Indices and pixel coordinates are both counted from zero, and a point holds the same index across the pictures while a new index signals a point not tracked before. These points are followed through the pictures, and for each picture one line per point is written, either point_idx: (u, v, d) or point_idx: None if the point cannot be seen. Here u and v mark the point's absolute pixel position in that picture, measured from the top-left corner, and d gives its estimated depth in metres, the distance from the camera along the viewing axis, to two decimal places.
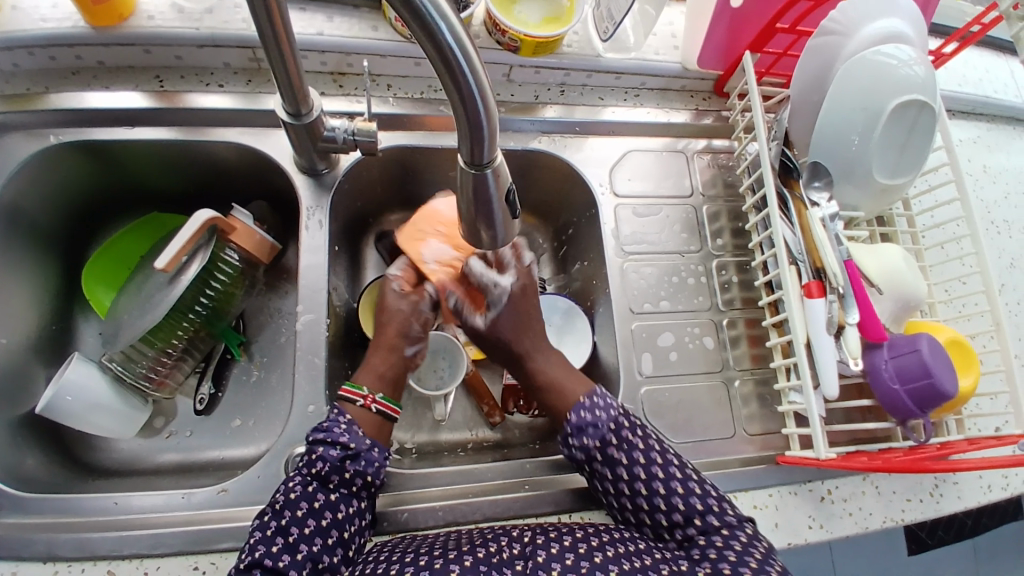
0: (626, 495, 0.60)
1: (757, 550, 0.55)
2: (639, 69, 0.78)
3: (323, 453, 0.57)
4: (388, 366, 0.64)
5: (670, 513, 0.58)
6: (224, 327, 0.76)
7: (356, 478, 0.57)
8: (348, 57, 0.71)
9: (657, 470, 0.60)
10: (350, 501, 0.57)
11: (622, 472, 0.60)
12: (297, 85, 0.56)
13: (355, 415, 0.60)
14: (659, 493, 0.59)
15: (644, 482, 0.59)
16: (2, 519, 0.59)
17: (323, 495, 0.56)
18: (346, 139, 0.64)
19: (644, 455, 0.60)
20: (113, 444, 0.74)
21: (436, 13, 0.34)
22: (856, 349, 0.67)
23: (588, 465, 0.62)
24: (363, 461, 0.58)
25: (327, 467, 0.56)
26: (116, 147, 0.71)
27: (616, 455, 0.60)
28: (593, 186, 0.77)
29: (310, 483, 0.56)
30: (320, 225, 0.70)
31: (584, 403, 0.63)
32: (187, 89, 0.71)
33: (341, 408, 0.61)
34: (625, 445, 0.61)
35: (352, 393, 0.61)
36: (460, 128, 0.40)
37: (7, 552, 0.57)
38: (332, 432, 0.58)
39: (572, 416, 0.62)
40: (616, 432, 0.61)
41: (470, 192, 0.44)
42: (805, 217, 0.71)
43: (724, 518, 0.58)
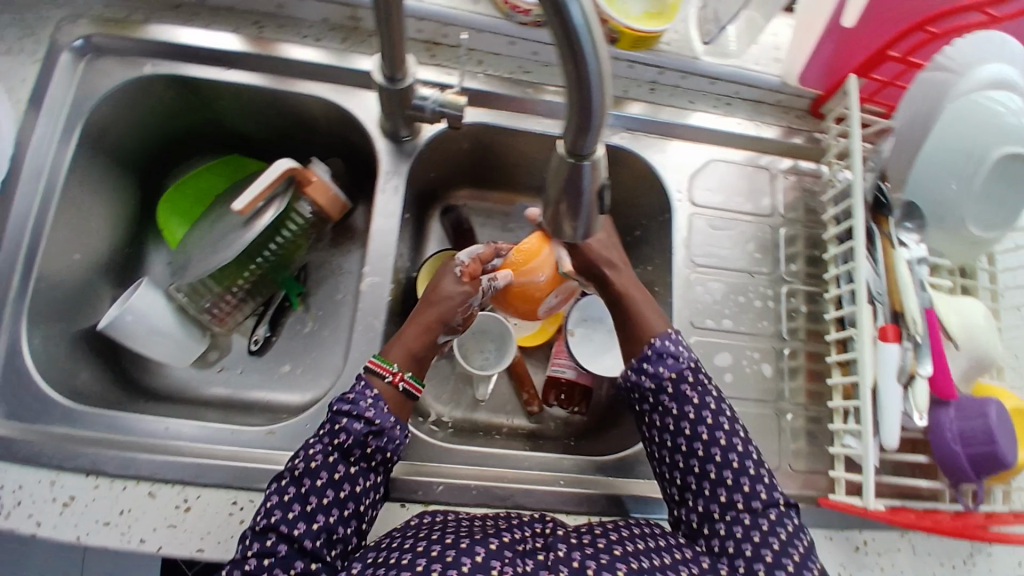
0: (686, 445, 0.60)
1: (796, 549, 0.55)
2: (735, 77, 0.75)
3: (346, 425, 0.57)
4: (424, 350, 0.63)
5: (723, 480, 0.58)
6: (285, 276, 0.78)
7: (376, 453, 0.57)
8: (445, 28, 0.70)
9: (723, 422, 0.61)
10: (367, 475, 0.57)
11: (688, 411, 0.61)
12: (398, 49, 0.56)
13: (382, 389, 0.60)
14: (718, 445, 0.59)
15: (703, 442, 0.60)
16: (54, 427, 0.61)
17: (342, 468, 0.56)
18: (433, 110, 0.64)
19: (712, 414, 0.61)
20: (167, 370, 0.76)
21: None
22: (923, 404, 0.64)
23: (654, 395, 0.62)
24: (385, 438, 0.58)
25: (349, 441, 0.57)
26: (205, 86, 0.73)
27: (688, 392, 0.62)
28: (671, 191, 0.75)
29: (331, 454, 0.56)
30: (395, 190, 0.70)
31: (670, 335, 0.64)
32: (283, 39, 0.72)
33: (367, 381, 0.60)
34: (698, 386, 0.62)
35: (380, 367, 0.61)
36: (569, 115, 0.40)
37: (53, 460, 0.59)
38: (356, 405, 0.58)
39: (659, 340, 0.64)
40: (694, 372, 0.63)
41: (562, 180, 0.44)
42: (891, 255, 0.68)
43: (773, 497, 0.58)
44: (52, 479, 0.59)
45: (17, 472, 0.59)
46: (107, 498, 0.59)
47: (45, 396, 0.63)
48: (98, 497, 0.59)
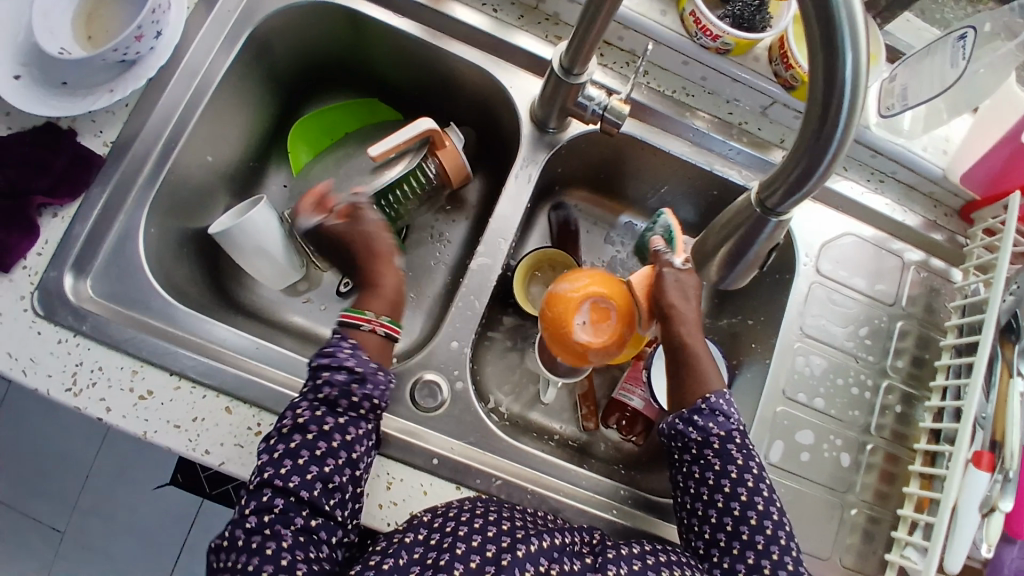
0: (723, 500, 0.59)
1: None
2: (898, 157, 0.72)
3: (329, 377, 0.56)
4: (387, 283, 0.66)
5: (751, 539, 0.57)
6: (390, 231, 0.77)
7: (362, 401, 0.56)
8: (623, 31, 0.68)
9: (763, 486, 0.59)
10: (357, 424, 0.56)
11: (731, 469, 0.59)
12: (587, 46, 0.55)
13: (359, 337, 0.60)
14: (754, 509, 0.58)
15: (741, 503, 0.58)
16: (147, 320, 0.62)
17: (331, 419, 0.55)
18: (594, 112, 0.63)
19: (753, 479, 0.59)
20: (256, 289, 0.77)
21: (850, 52, 0.33)
22: (995, 539, 0.62)
23: (696, 446, 0.61)
24: (370, 384, 0.57)
25: (333, 392, 0.56)
26: (374, 27, 0.72)
27: (732, 452, 0.60)
28: (800, 253, 0.72)
29: (319, 407, 0.55)
30: (528, 180, 0.70)
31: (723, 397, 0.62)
32: (461, 1, 0.71)
33: (343, 333, 0.60)
34: (743, 448, 0.61)
35: (354, 317, 0.60)
36: (782, 172, 0.40)
37: (144, 352, 0.60)
38: (336, 356, 0.57)
39: (714, 396, 0.62)
40: (743, 434, 0.61)
41: (742, 223, 0.46)
42: (1006, 386, 0.65)
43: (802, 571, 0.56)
44: (134, 369, 0.60)
45: (99, 354, 0.59)
46: (184, 402, 0.60)
47: (149, 286, 0.63)
48: (177, 398, 0.60)
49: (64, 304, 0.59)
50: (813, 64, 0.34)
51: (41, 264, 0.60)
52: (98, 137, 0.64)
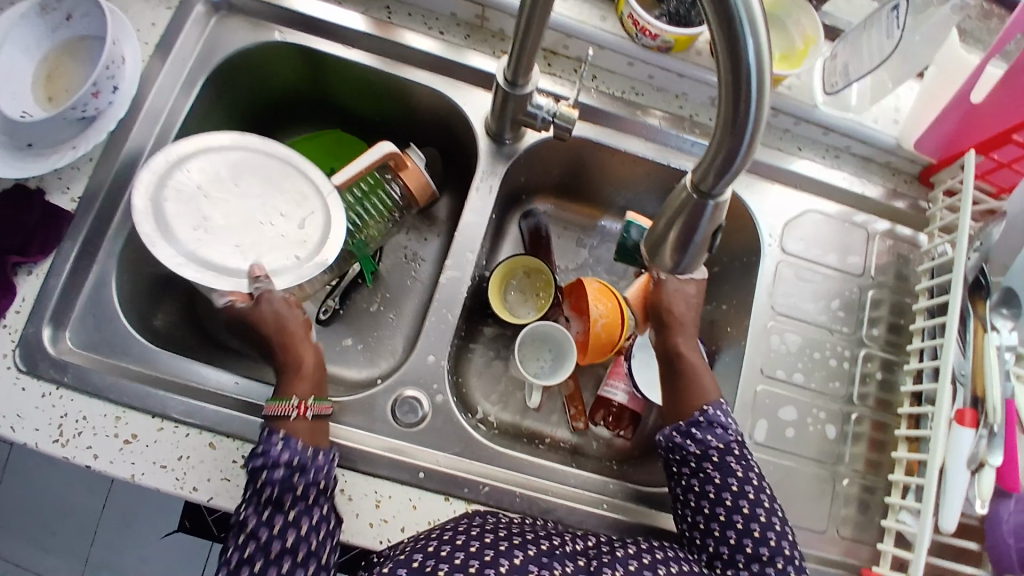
0: (724, 515, 0.59)
1: None
2: (850, 131, 0.73)
3: (267, 477, 0.54)
4: (307, 357, 0.64)
5: (755, 549, 0.57)
6: (365, 254, 0.79)
7: (308, 488, 0.55)
8: (568, 40, 0.70)
9: (764, 498, 0.60)
10: (312, 512, 0.55)
11: (731, 483, 0.60)
12: (528, 58, 0.57)
13: (288, 428, 0.58)
14: (756, 520, 0.58)
15: (743, 515, 0.59)
16: (128, 363, 0.64)
17: (279, 518, 0.53)
18: (545, 120, 0.65)
19: (754, 490, 0.60)
20: (237, 326, 0.79)
21: (750, 29, 0.34)
22: (988, 494, 0.62)
23: (698, 461, 0.61)
24: (311, 472, 0.56)
25: (275, 490, 0.54)
26: (328, 60, 0.75)
27: (732, 464, 0.61)
28: (763, 233, 0.73)
29: (263, 510, 0.54)
30: (489, 191, 0.72)
31: (721, 405, 0.64)
32: (409, 27, 0.74)
33: (271, 428, 0.57)
34: (742, 460, 0.62)
35: (279, 408, 0.58)
36: (710, 151, 0.40)
37: (122, 398, 0.61)
38: (268, 453, 0.55)
39: (710, 409, 0.63)
40: (740, 445, 0.62)
41: (680, 214, 0.44)
42: (980, 340, 0.66)
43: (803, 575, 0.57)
44: (117, 415, 0.61)
45: (84, 404, 0.61)
46: (168, 442, 0.61)
47: (126, 334, 0.65)
48: (161, 439, 0.61)
49: (43, 358, 0.61)
50: (716, 49, 0.36)
51: (21, 321, 0.62)
52: (65, 193, 0.66)
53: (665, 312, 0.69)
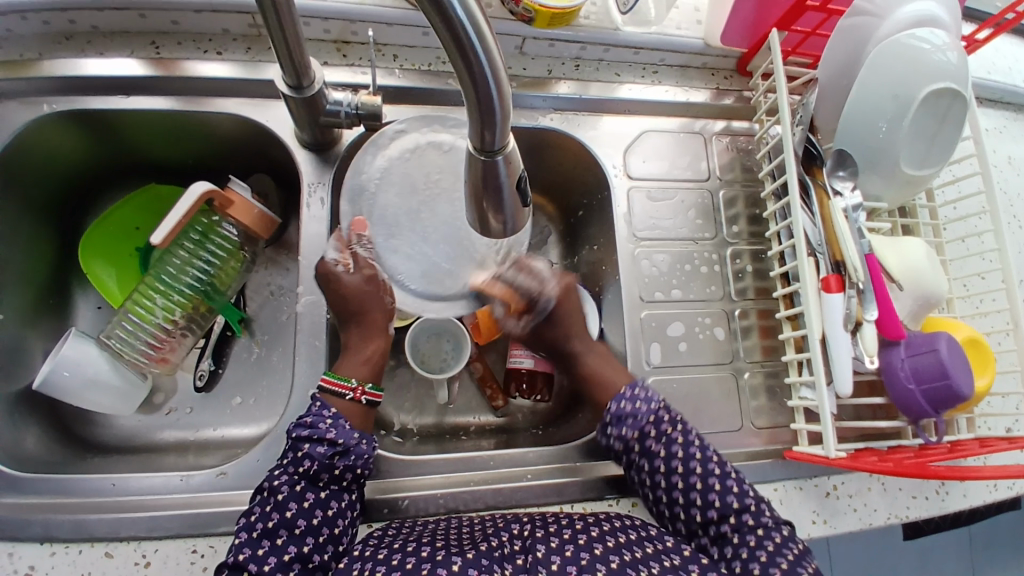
0: (666, 483, 0.60)
1: (789, 552, 0.55)
2: (658, 44, 0.74)
3: (309, 450, 0.56)
4: (375, 349, 0.66)
5: (705, 509, 0.59)
6: (223, 303, 0.76)
7: (346, 472, 0.57)
8: (353, 25, 0.67)
9: (696, 465, 0.60)
10: (340, 496, 0.57)
11: (658, 465, 0.61)
12: (297, 55, 0.53)
13: (341, 407, 0.61)
14: (694, 475, 0.60)
15: (680, 475, 0.60)
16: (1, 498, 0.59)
17: (311, 495, 0.55)
18: (349, 114, 0.62)
19: (681, 449, 0.61)
20: (112, 420, 0.74)
21: None
22: (873, 348, 0.62)
23: (624, 456, 0.63)
24: (353, 455, 0.57)
25: (314, 466, 0.56)
26: (112, 117, 0.69)
27: (654, 447, 0.61)
28: (606, 167, 0.75)
29: (298, 482, 0.56)
30: (321, 203, 0.69)
31: (623, 394, 0.64)
32: (185, 56, 0.69)
33: (324, 402, 0.60)
34: (663, 438, 0.62)
35: (338, 386, 0.61)
36: (471, 112, 0.39)
37: (5, 533, 0.57)
38: (317, 428, 0.57)
39: (612, 404, 0.63)
40: (656, 425, 0.62)
41: (480, 178, 0.44)
42: (826, 207, 0.67)
43: (762, 519, 0.58)
44: (9, 552, 0.57)
45: None
46: (66, 564, 0.57)
47: None
48: (58, 563, 0.57)
49: None
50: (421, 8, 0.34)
51: None
52: None
53: (564, 321, 0.71)
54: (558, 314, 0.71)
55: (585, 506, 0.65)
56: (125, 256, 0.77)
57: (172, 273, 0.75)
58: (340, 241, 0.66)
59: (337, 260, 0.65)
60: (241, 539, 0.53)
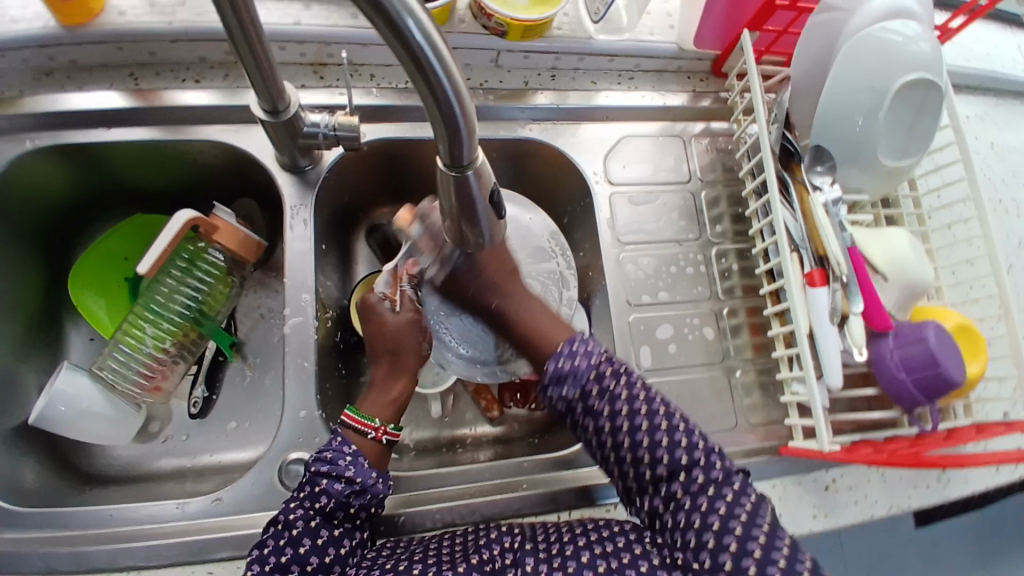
0: (610, 440, 0.58)
1: (743, 511, 0.53)
2: (632, 51, 0.75)
3: (326, 487, 0.55)
4: (402, 391, 0.64)
5: (654, 464, 0.56)
6: (214, 328, 0.77)
7: (360, 511, 0.56)
8: (328, 47, 0.68)
9: (642, 435, 0.57)
10: (352, 534, 0.56)
11: (603, 423, 0.58)
12: (270, 80, 0.54)
13: (360, 445, 0.59)
14: (641, 430, 0.57)
15: (626, 433, 0.57)
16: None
17: (326, 532, 0.54)
18: (327, 134, 0.63)
19: (627, 404, 0.58)
20: (108, 450, 0.74)
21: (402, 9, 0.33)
22: (861, 340, 0.62)
23: (568, 415, 0.60)
24: (368, 495, 0.56)
25: (331, 504, 0.54)
26: (94, 149, 0.70)
27: (597, 405, 0.58)
28: (587, 174, 0.76)
29: (313, 518, 0.54)
30: (306, 224, 0.70)
31: (562, 351, 0.60)
32: (165, 86, 0.70)
33: (344, 437, 0.58)
34: (605, 395, 0.58)
35: (360, 423, 0.60)
36: (436, 129, 0.40)
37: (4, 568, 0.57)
38: (336, 465, 0.56)
39: (549, 365, 0.60)
40: (597, 381, 0.59)
41: (452, 193, 0.44)
42: (806, 201, 0.67)
43: (711, 474, 0.55)
44: None
45: None
46: None
47: None
48: None
49: None
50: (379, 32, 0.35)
51: None
52: None
53: (486, 276, 0.64)
54: (478, 267, 0.63)
55: (583, 513, 0.65)
56: (114, 286, 0.78)
57: (160, 301, 0.76)
58: (392, 274, 0.68)
59: (386, 295, 0.67)
60: (253, 572, 0.51)
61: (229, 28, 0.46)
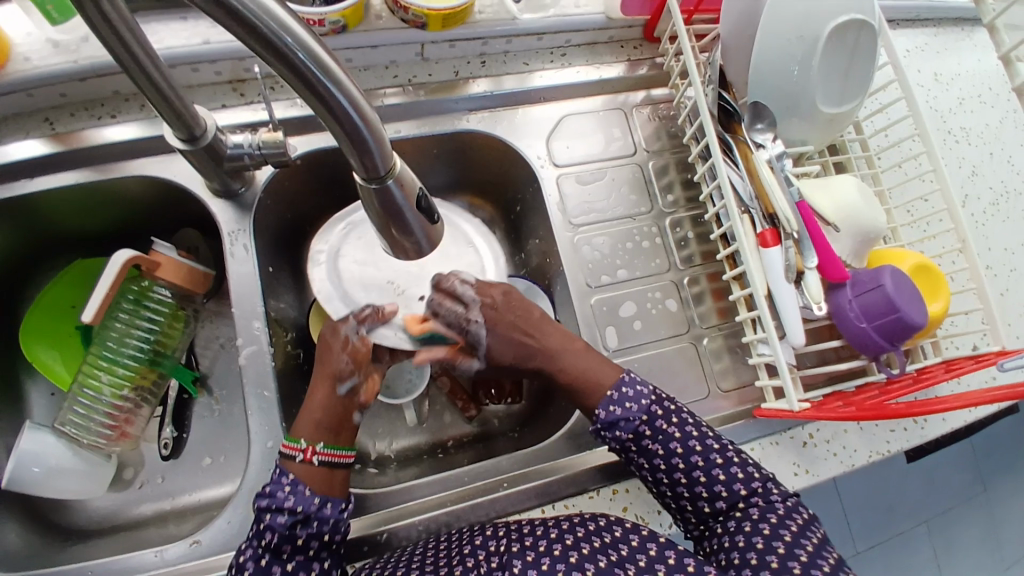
0: (667, 475, 0.59)
1: (793, 521, 0.56)
2: (561, 27, 0.73)
3: (269, 522, 0.53)
4: (342, 414, 0.59)
5: (712, 496, 0.58)
6: (173, 365, 0.75)
7: (311, 541, 0.54)
8: (243, 62, 0.66)
9: (698, 461, 0.59)
10: (309, 565, 0.54)
11: (658, 461, 0.59)
12: (180, 109, 0.51)
13: (298, 471, 0.56)
14: (697, 464, 0.59)
15: (682, 456, 0.59)
16: None
17: (277, 568, 0.53)
18: (253, 154, 0.60)
19: (680, 442, 0.59)
20: (86, 503, 0.72)
21: (279, 29, 0.32)
22: (818, 294, 0.62)
23: (622, 454, 0.61)
24: (315, 522, 0.54)
25: (275, 539, 0.53)
26: (17, 203, 0.66)
27: (651, 445, 0.59)
28: (532, 159, 0.74)
29: (262, 557, 0.53)
30: (246, 250, 0.67)
31: (614, 396, 0.60)
32: (80, 126, 0.67)
33: (281, 468, 0.56)
34: (660, 435, 0.59)
35: (290, 448, 0.56)
36: (344, 143, 0.38)
37: None
38: (275, 497, 0.54)
39: (601, 412, 0.60)
40: (650, 423, 0.60)
41: (377, 206, 0.43)
42: (750, 161, 0.67)
43: (770, 499, 0.58)
44: None
45: None
46: None
47: None
48: None
49: None
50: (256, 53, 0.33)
51: None
52: None
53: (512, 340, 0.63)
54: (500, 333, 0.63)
55: (568, 504, 0.64)
56: (65, 337, 0.75)
57: (113, 347, 0.73)
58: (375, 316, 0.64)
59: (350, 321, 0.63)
60: None
61: (118, 57, 0.43)
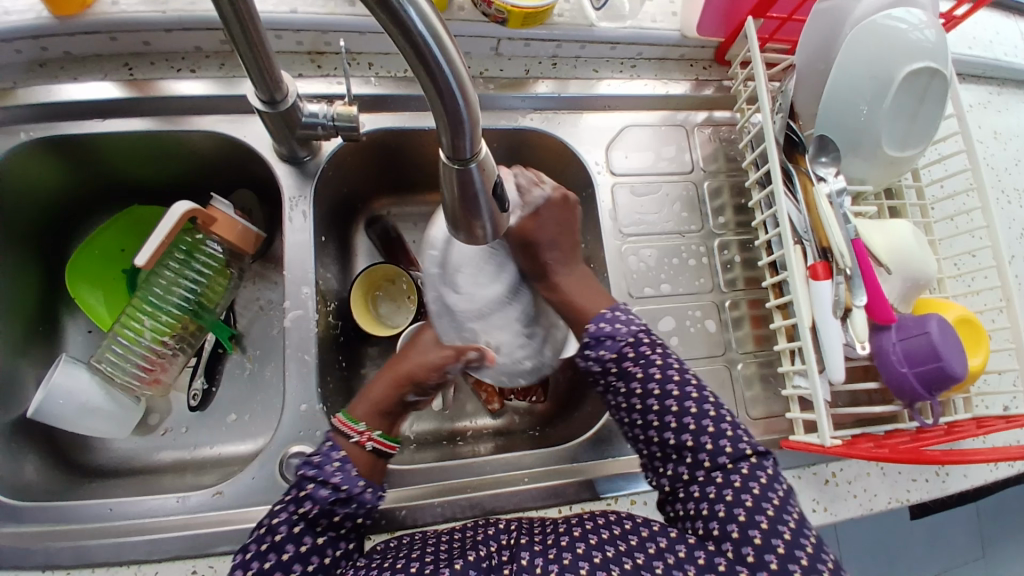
0: (642, 404, 0.59)
1: (774, 495, 0.53)
2: (635, 38, 0.74)
3: (312, 492, 0.54)
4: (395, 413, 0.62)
5: (680, 432, 0.57)
6: (212, 320, 0.76)
7: (346, 521, 0.55)
8: (325, 36, 0.67)
9: (672, 403, 0.58)
10: (338, 543, 0.54)
11: (635, 386, 0.59)
12: (267, 70, 0.53)
13: (348, 450, 0.57)
14: (671, 396, 0.58)
15: (657, 397, 0.58)
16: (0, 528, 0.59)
17: (309, 539, 0.53)
18: (326, 125, 0.61)
19: (660, 370, 0.59)
20: (109, 443, 0.73)
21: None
22: (863, 332, 0.62)
23: (603, 380, 0.61)
24: (356, 504, 0.55)
25: (315, 510, 0.53)
26: (87, 142, 0.68)
27: (632, 368, 0.60)
28: (589, 165, 0.75)
29: (296, 524, 0.53)
30: (304, 216, 0.69)
31: (605, 315, 0.63)
32: (158, 76, 0.68)
33: (333, 441, 0.58)
34: (641, 359, 0.60)
35: (347, 426, 0.58)
36: (440, 120, 0.39)
37: (7, 562, 0.57)
38: (323, 470, 0.55)
39: (592, 326, 0.62)
40: (634, 346, 0.60)
41: (456, 187, 0.43)
42: (811, 193, 0.66)
43: (739, 448, 0.56)
44: None
45: None
46: None
47: None
48: None
49: None
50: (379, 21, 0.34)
51: None
52: None
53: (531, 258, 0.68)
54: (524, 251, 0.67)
55: (585, 506, 0.64)
56: (112, 279, 0.77)
57: (159, 294, 0.75)
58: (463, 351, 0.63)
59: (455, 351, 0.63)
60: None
61: (218, 7, 0.44)
